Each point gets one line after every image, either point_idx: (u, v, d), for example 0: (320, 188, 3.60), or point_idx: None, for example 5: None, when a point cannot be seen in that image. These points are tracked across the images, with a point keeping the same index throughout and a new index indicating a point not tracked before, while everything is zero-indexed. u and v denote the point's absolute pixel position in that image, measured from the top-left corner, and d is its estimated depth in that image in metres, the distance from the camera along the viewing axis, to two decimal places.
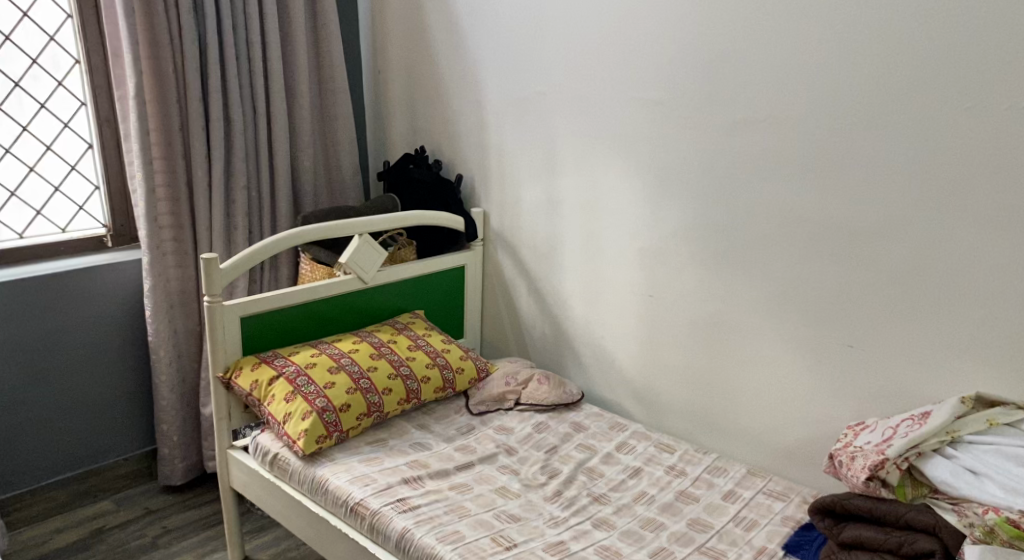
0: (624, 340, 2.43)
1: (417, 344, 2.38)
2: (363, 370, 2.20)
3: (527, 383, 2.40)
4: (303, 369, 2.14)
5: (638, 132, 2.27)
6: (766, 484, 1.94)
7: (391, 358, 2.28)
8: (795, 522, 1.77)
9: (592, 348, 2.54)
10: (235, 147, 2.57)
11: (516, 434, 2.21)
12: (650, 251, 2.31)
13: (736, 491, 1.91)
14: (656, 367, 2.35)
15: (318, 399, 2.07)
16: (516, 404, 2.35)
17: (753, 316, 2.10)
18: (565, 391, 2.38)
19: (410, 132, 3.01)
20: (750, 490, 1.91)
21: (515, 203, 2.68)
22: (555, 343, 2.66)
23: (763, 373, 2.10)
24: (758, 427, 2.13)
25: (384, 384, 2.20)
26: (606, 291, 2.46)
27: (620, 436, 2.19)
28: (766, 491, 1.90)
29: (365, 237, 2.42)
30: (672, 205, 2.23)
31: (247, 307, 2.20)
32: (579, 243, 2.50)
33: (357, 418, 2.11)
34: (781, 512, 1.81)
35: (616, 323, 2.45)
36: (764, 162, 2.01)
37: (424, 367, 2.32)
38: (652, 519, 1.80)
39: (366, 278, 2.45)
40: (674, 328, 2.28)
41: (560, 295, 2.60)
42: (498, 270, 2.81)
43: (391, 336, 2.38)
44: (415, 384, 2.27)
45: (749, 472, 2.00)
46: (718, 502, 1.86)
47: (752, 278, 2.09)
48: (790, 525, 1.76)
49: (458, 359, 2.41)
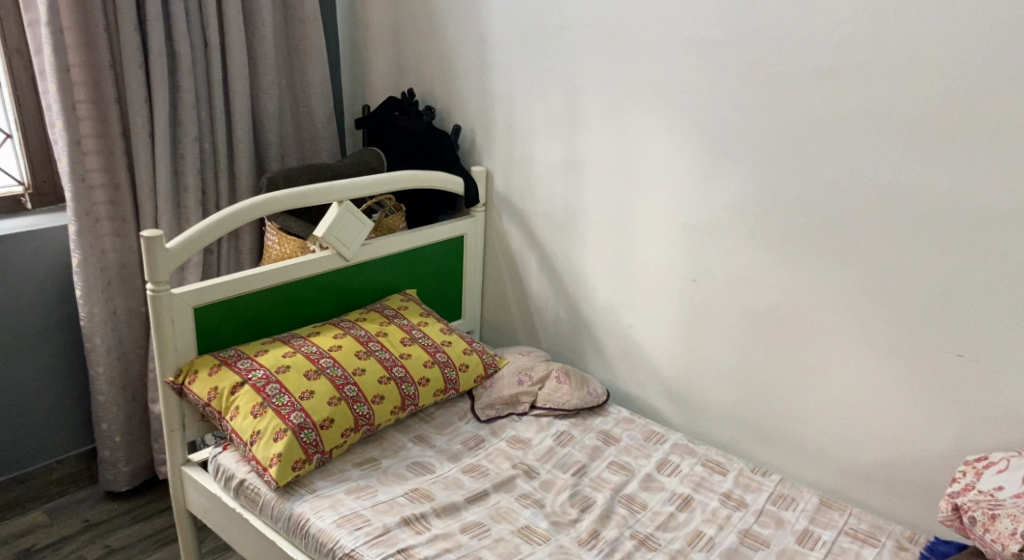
0: (659, 332, 2.05)
1: (411, 337, 1.97)
2: (348, 374, 1.79)
3: (543, 382, 2.01)
4: (274, 374, 1.73)
5: (689, 80, 1.83)
6: (846, 520, 1.60)
7: (382, 357, 1.87)
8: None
9: (618, 339, 2.16)
10: (182, 90, 2.07)
11: (535, 448, 1.83)
12: (695, 228, 1.91)
13: (813, 530, 1.57)
14: (702, 367, 1.98)
15: (294, 414, 1.66)
16: (531, 408, 1.97)
17: (825, 312, 1.73)
18: (589, 391, 2.00)
19: (395, 71, 2.52)
20: (829, 530, 1.57)
21: (525, 162, 2.24)
22: (571, 329, 2.27)
23: (838, 379, 1.74)
24: (828, 444, 1.78)
25: (375, 390, 1.80)
26: (638, 271, 2.06)
27: (660, 451, 1.82)
28: (849, 531, 1.57)
29: (347, 206, 1.98)
30: (730, 172, 1.81)
31: (202, 295, 1.77)
32: (606, 214, 2.09)
33: (342, 434, 1.71)
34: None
35: (650, 311, 2.06)
36: (857, 122, 1.60)
37: (421, 366, 1.92)
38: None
39: (348, 255, 2.02)
40: (726, 320, 1.91)
41: (580, 274, 2.20)
42: (502, 240, 2.39)
43: (380, 328, 1.97)
44: (412, 388, 1.87)
45: (822, 502, 1.66)
46: (795, 548, 1.52)
47: (830, 265, 1.70)
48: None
49: (461, 354, 2.01)
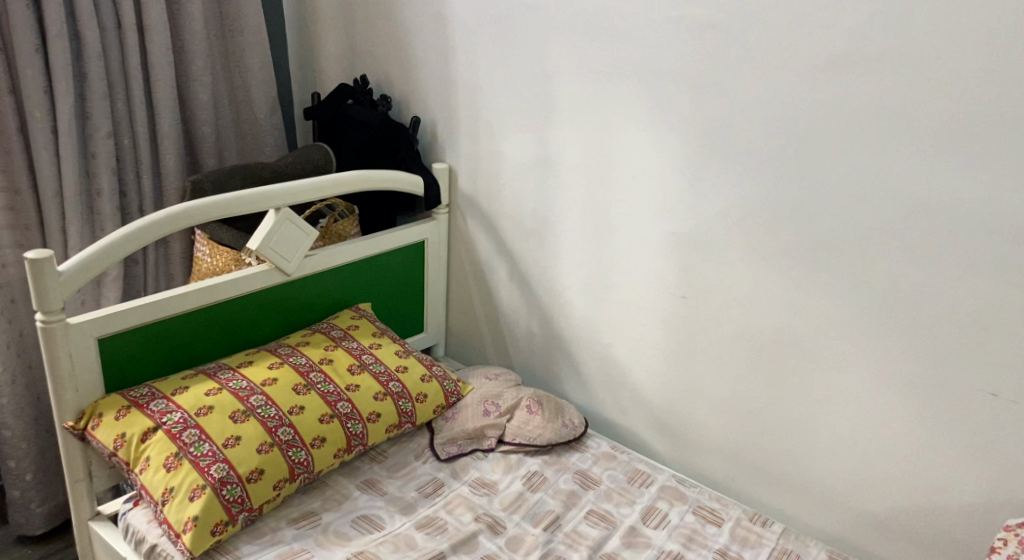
0: (644, 353, 1.81)
1: (361, 364, 1.71)
2: (282, 414, 1.53)
3: (512, 412, 1.76)
4: (194, 417, 1.47)
5: (679, 68, 1.57)
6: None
7: (324, 390, 1.61)
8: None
9: (597, 360, 1.92)
10: (91, 78, 1.78)
11: (501, 495, 1.59)
12: (685, 239, 1.66)
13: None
14: (694, 394, 1.75)
15: (215, 466, 1.41)
16: (498, 443, 1.73)
17: (837, 339, 1.50)
18: (566, 423, 1.76)
19: (347, 55, 2.24)
20: None
21: (493, 160, 1.98)
22: (545, 347, 2.03)
23: (851, 415, 1.52)
24: (838, 487, 1.56)
25: (315, 432, 1.54)
26: (619, 285, 1.81)
27: (645, 497, 1.59)
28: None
29: (286, 213, 1.71)
30: (726, 176, 1.57)
31: (107, 323, 1.50)
32: (584, 221, 1.83)
33: (274, 486, 1.46)
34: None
35: (634, 331, 1.82)
36: (879, 120, 1.36)
37: (372, 399, 1.66)
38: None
39: (289, 269, 1.75)
40: (723, 344, 1.67)
41: (555, 286, 1.95)
42: (468, 246, 2.13)
43: (324, 354, 1.70)
44: (360, 427, 1.61)
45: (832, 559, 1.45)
46: None
47: (843, 285, 1.47)
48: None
49: (419, 382, 1.75)
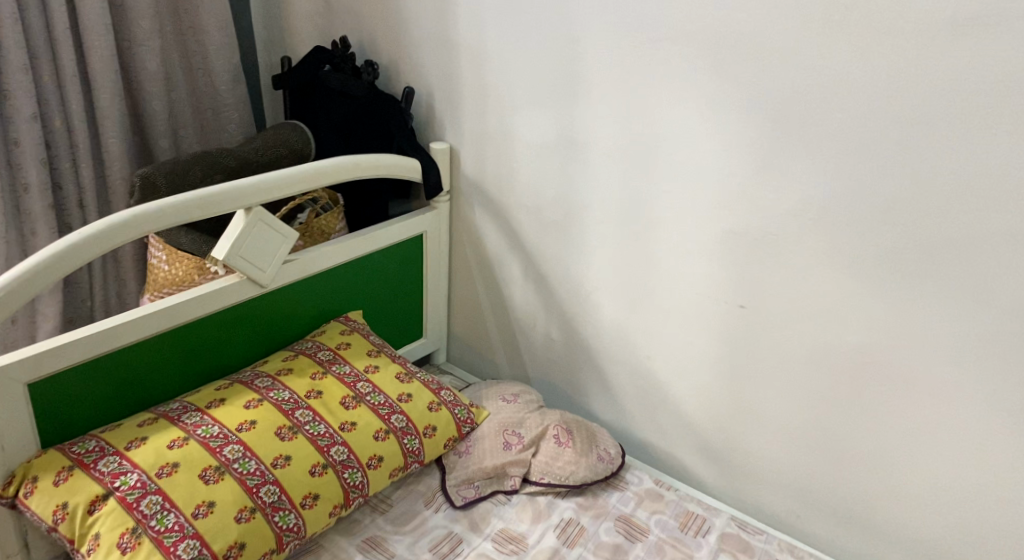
0: (689, 370, 1.54)
1: (356, 395, 1.42)
2: (265, 469, 1.24)
3: (537, 444, 1.51)
4: (154, 479, 1.17)
5: (746, 31, 1.27)
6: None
7: (314, 433, 1.32)
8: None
9: (631, 375, 1.65)
10: (5, 46, 1.42)
11: (532, 552, 1.33)
12: (746, 239, 1.38)
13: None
14: (752, 420, 1.49)
15: (184, 545, 1.12)
16: (523, 482, 1.47)
17: (939, 365, 1.26)
18: (600, 454, 1.51)
19: (323, 12, 1.89)
20: None
21: (503, 140, 1.66)
22: (567, 357, 1.75)
23: (952, 454, 1.29)
24: (931, 534, 1.35)
25: (305, 488, 1.26)
26: (661, 291, 1.53)
27: (705, 550, 1.36)
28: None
29: (258, 213, 1.39)
30: (802, 166, 1.28)
31: (39, 364, 1.18)
32: (618, 214, 1.54)
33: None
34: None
35: (678, 343, 1.54)
36: (1012, 102, 1.09)
37: (372, 439, 1.38)
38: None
39: (264, 279, 1.44)
40: (791, 365, 1.41)
41: (579, 289, 1.66)
42: (473, 239, 1.82)
43: (311, 384, 1.41)
44: (359, 476, 1.34)
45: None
46: None
47: (950, 304, 1.22)
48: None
49: (426, 413, 1.48)
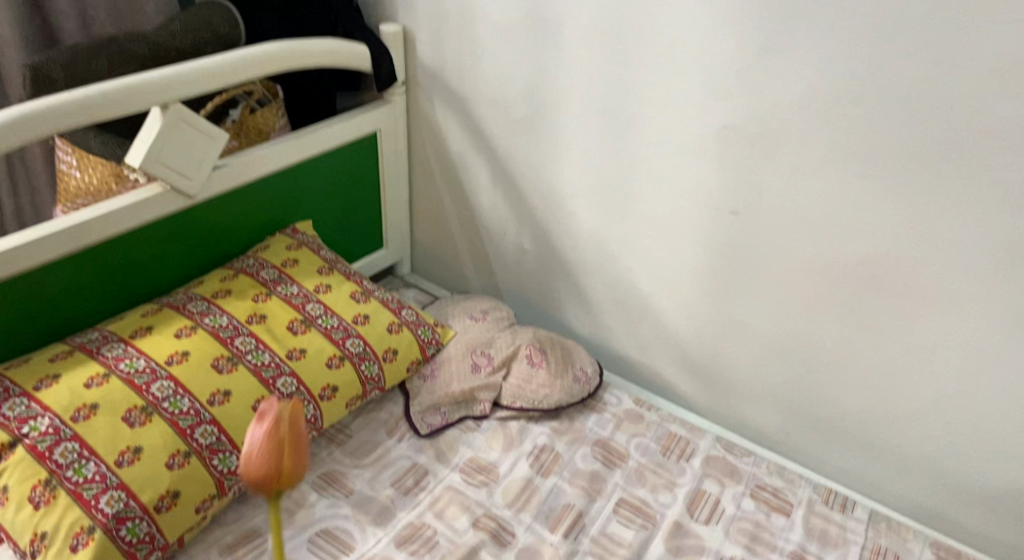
0: (674, 283, 1.40)
1: (305, 319, 1.27)
2: (200, 407, 1.09)
3: (508, 365, 1.39)
4: (69, 424, 1.01)
5: None
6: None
7: (257, 364, 1.17)
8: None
9: (611, 288, 1.50)
10: None
11: (504, 484, 1.23)
12: (742, 137, 1.20)
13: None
14: (744, 334, 1.36)
15: (107, 498, 0.98)
16: (493, 406, 1.36)
17: (959, 275, 1.10)
18: (576, 374, 1.39)
19: None
20: None
21: (463, 21, 1.44)
22: (541, 269, 1.60)
23: (966, 372, 1.15)
24: (934, 454, 1.23)
25: (249, 426, 1.12)
26: (645, 196, 1.36)
27: (689, 475, 1.26)
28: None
29: (178, 110, 1.17)
30: (812, 49, 1.09)
31: None
32: (597, 108, 1.34)
33: (197, 509, 1.05)
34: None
35: (663, 254, 1.39)
36: None
37: (324, 367, 1.23)
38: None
39: (191, 188, 1.23)
40: (790, 275, 1.25)
41: (553, 194, 1.49)
42: (434, 137, 1.62)
43: (253, 308, 1.25)
44: (311, 408, 1.20)
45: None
46: None
47: (980, 206, 1.05)
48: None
49: (385, 335, 1.33)
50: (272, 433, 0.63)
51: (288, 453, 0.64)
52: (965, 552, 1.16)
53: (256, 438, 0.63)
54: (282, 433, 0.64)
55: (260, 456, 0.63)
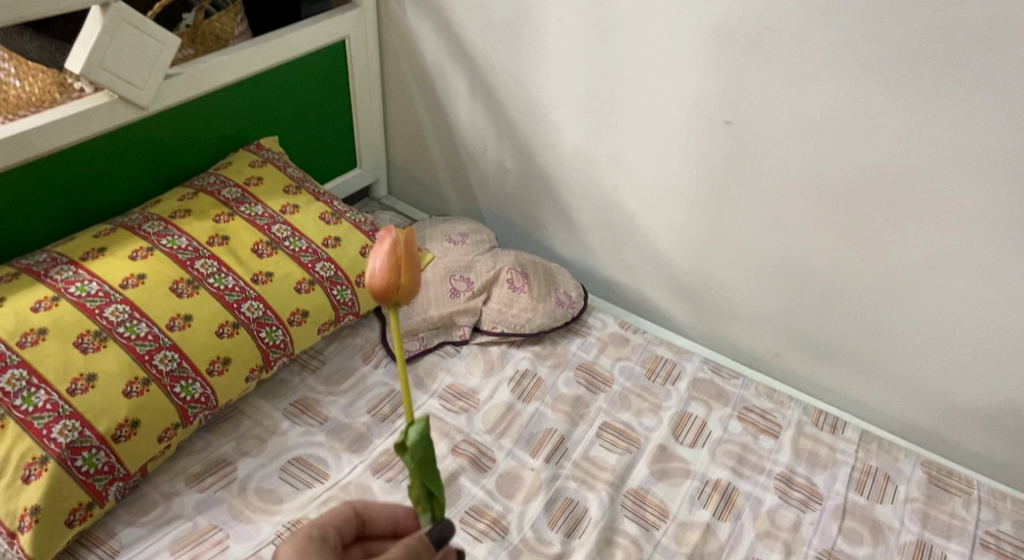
0: (662, 199, 1.33)
1: (271, 241, 1.19)
2: (159, 333, 1.03)
3: (488, 290, 1.33)
4: (16, 350, 0.95)
5: None
6: (978, 520, 1.06)
7: (220, 288, 1.10)
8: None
9: (595, 206, 1.43)
10: None
11: (484, 409, 1.18)
12: (737, 38, 1.11)
13: (932, 543, 1.03)
14: (734, 253, 1.30)
15: (59, 427, 0.92)
16: (473, 332, 1.30)
17: (963, 185, 1.03)
18: (559, 298, 1.34)
19: None
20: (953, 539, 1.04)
21: None
22: (523, 188, 1.52)
23: (966, 286, 1.10)
24: (928, 373, 1.20)
25: (212, 353, 1.06)
26: (632, 106, 1.27)
27: (675, 398, 1.22)
28: (988, 543, 1.03)
29: (118, 9, 1.06)
30: None
31: None
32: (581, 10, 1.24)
33: (160, 438, 1.00)
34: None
35: (650, 169, 1.32)
36: None
37: (293, 291, 1.17)
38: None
39: (142, 98, 1.14)
40: (784, 188, 1.18)
41: (535, 107, 1.40)
42: (408, 47, 1.51)
43: (214, 229, 1.17)
44: (280, 334, 1.14)
45: (933, 482, 1.11)
46: None
47: (991, 107, 0.97)
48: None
49: (358, 258, 1.26)
50: (390, 251, 0.51)
51: (405, 268, 0.51)
52: (956, 470, 1.14)
53: (373, 258, 0.52)
54: (399, 252, 0.52)
55: (380, 269, 0.51)
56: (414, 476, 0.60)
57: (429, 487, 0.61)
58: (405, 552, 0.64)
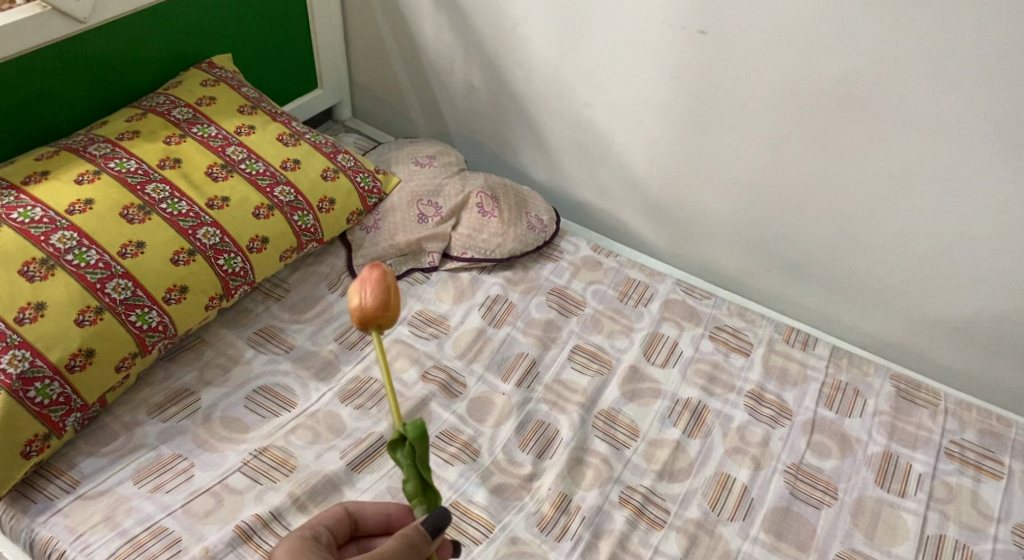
0: (635, 115, 1.29)
1: (226, 164, 1.14)
2: (110, 260, 0.99)
3: (458, 215, 1.28)
4: None
5: None
6: (944, 430, 1.08)
7: (173, 213, 1.06)
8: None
9: (566, 125, 1.38)
10: None
11: (455, 335, 1.16)
12: None
13: (898, 454, 1.04)
14: (708, 170, 1.27)
15: (8, 358, 0.88)
16: (443, 258, 1.27)
17: (942, 93, 1.00)
18: (530, 222, 1.30)
19: None
20: (919, 450, 1.05)
21: None
22: (492, 108, 1.46)
23: (940, 197, 1.08)
24: (900, 287, 1.20)
25: (168, 281, 1.02)
26: (603, 16, 1.21)
27: (647, 319, 1.21)
28: (952, 452, 1.05)
29: None
30: None
31: None
32: None
33: (117, 369, 0.97)
34: (1007, 517, 0.98)
35: (622, 83, 1.27)
36: None
37: (251, 216, 1.12)
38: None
39: (82, 13, 1.07)
40: (760, 100, 1.14)
41: (502, 20, 1.33)
42: None
43: (165, 152, 1.11)
44: (239, 262, 1.10)
45: (901, 395, 1.12)
46: (878, 493, 1.00)
47: (974, 8, 0.93)
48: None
49: (319, 182, 1.21)
50: (378, 283, 0.63)
51: (391, 300, 0.64)
52: (923, 383, 1.15)
53: (358, 291, 0.63)
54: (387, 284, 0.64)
55: (371, 299, 0.63)
56: (409, 470, 0.64)
57: (424, 477, 0.65)
58: (402, 545, 0.64)
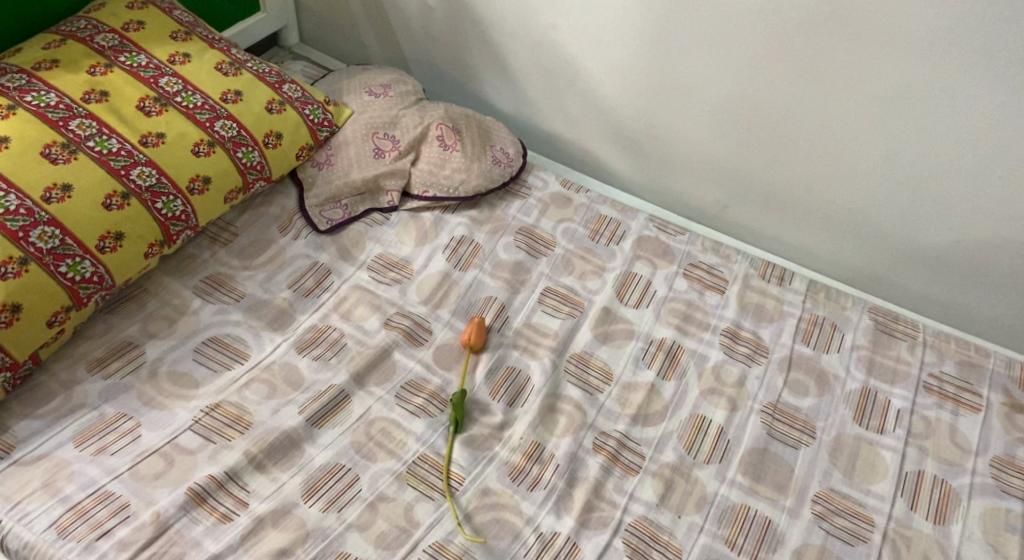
0: (603, 39, 1.20)
1: (159, 96, 1.04)
2: (31, 205, 0.89)
3: (417, 149, 1.20)
4: None
5: None
6: (921, 364, 1.06)
7: (101, 152, 0.96)
8: (1020, 475, 0.96)
9: (531, 51, 1.29)
10: None
11: (419, 279, 1.10)
12: None
13: (876, 390, 1.03)
14: (681, 96, 1.20)
15: None
16: (402, 197, 1.19)
17: (931, 13, 0.94)
18: (494, 155, 1.22)
19: None
20: (897, 386, 1.03)
21: None
22: (451, 32, 1.36)
23: (923, 122, 1.04)
24: (878, 217, 1.16)
25: (100, 227, 0.94)
26: None
27: (619, 258, 1.16)
28: (931, 386, 1.03)
29: None
30: None
31: None
32: None
33: (49, 324, 0.90)
34: (984, 450, 0.98)
35: (589, 5, 1.17)
36: None
37: (190, 155, 1.03)
38: (750, 509, 0.91)
39: None
40: (737, 19, 1.07)
41: None
42: None
43: (89, 84, 1.00)
44: (179, 204, 1.01)
45: (878, 328, 1.10)
46: (856, 431, 0.98)
47: None
48: (1018, 489, 0.94)
49: (265, 114, 1.12)
50: None
51: None
52: (901, 315, 1.12)
53: None
54: None
55: None
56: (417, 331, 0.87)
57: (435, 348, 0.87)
58: None
